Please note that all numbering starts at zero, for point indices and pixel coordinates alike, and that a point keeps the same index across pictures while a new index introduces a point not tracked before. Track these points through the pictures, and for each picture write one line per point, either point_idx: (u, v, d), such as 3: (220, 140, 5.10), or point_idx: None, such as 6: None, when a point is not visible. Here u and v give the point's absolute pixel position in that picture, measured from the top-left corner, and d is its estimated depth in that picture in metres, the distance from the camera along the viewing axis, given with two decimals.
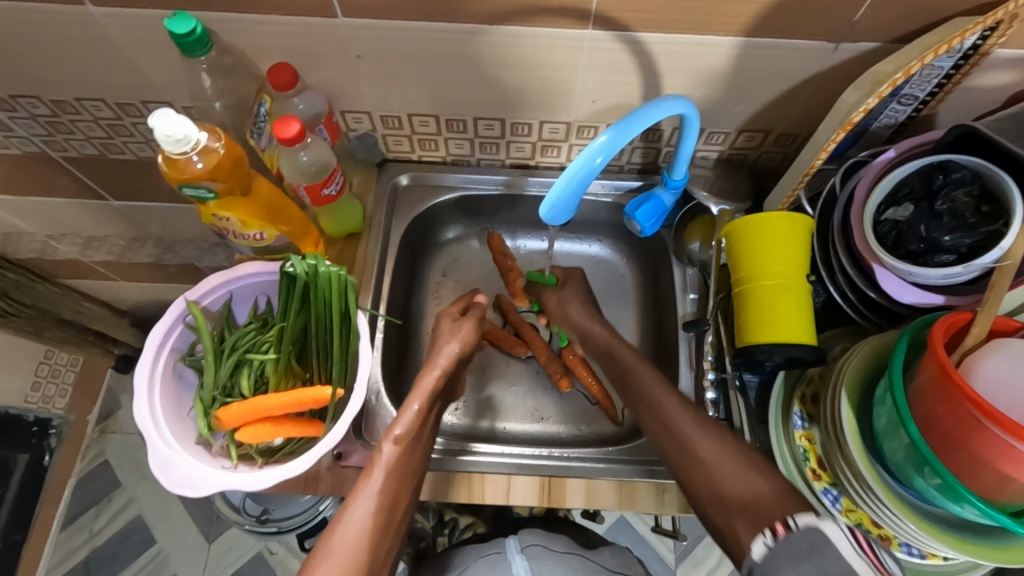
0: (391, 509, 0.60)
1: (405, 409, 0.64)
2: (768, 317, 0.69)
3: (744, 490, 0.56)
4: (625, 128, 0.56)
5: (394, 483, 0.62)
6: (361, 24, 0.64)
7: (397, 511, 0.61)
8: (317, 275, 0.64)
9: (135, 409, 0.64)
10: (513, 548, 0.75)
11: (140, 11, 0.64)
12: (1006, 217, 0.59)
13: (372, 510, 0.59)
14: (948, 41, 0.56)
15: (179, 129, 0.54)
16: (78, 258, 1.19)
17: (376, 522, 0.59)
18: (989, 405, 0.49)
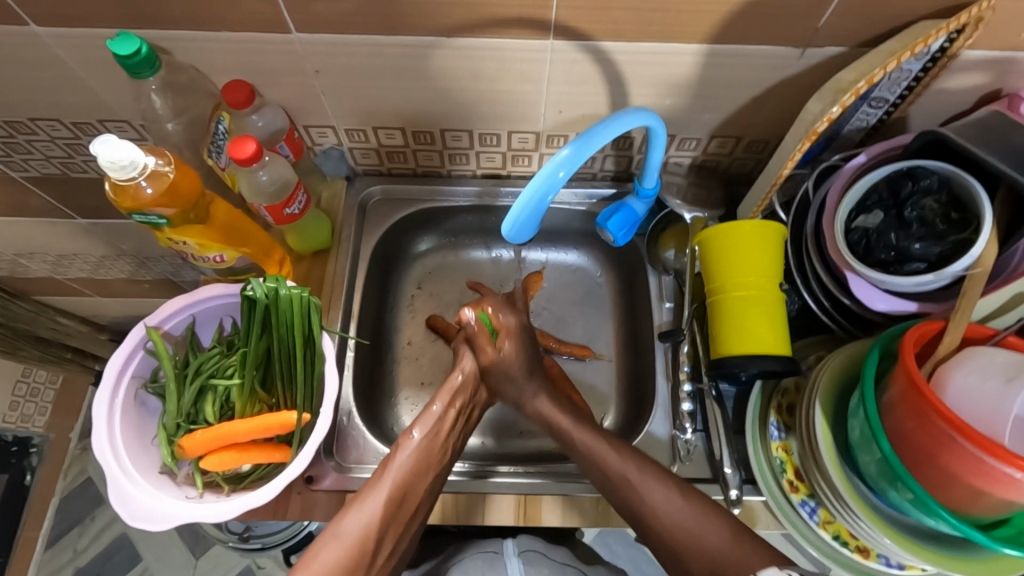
0: (407, 502, 0.59)
1: (429, 407, 0.65)
2: (738, 327, 0.68)
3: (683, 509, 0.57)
4: (584, 143, 0.54)
5: (412, 476, 0.60)
6: (317, 38, 0.63)
7: (411, 505, 0.59)
8: (278, 298, 0.62)
9: (94, 440, 0.62)
10: (510, 548, 0.72)
11: (88, 31, 0.62)
12: (975, 224, 0.58)
13: (386, 499, 0.58)
14: (912, 47, 0.55)
15: (124, 155, 0.53)
16: (52, 276, 1.15)
17: (388, 512, 0.57)
18: (958, 420, 0.49)
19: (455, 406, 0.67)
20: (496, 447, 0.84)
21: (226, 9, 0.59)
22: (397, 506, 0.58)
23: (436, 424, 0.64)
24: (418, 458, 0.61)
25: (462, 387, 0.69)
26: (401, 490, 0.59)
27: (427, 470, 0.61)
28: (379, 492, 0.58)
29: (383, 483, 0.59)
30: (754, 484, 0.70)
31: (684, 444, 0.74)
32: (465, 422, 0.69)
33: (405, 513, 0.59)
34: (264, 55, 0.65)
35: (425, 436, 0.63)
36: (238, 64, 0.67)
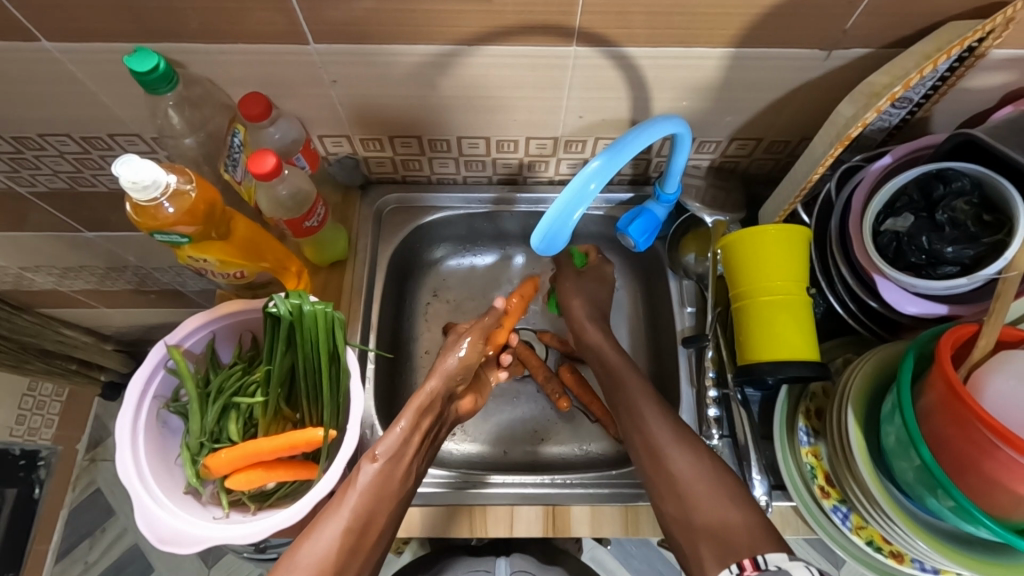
0: (369, 530, 0.59)
1: (390, 428, 0.61)
2: (766, 333, 0.68)
3: (712, 515, 0.59)
4: (614, 155, 0.54)
5: (370, 504, 0.59)
6: (335, 48, 0.62)
7: (370, 532, 0.59)
8: (302, 314, 0.61)
9: (118, 462, 0.61)
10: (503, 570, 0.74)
11: (103, 46, 0.61)
12: (1008, 226, 0.58)
13: (344, 531, 0.58)
14: (948, 51, 0.55)
15: (145, 175, 0.52)
16: (57, 289, 1.14)
17: (344, 541, 0.58)
18: (1000, 426, 0.48)
19: (419, 428, 0.63)
20: (517, 457, 0.83)
21: (244, 22, 0.58)
22: (355, 537, 0.58)
23: (398, 448, 0.61)
24: (375, 488, 0.60)
25: (429, 405, 0.64)
26: (359, 522, 0.58)
27: (387, 497, 0.60)
28: (335, 525, 0.58)
29: (341, 514, 0.58)
30: (783, 489, 0.70)
31: (710, 449, 0.73)
32: (429, 441, 0.65)
33: (363, 544, 0.59)
34: (280, 67, 0.64)
35: (386, 461, 0.60)
36: (254, 76, 0.66)
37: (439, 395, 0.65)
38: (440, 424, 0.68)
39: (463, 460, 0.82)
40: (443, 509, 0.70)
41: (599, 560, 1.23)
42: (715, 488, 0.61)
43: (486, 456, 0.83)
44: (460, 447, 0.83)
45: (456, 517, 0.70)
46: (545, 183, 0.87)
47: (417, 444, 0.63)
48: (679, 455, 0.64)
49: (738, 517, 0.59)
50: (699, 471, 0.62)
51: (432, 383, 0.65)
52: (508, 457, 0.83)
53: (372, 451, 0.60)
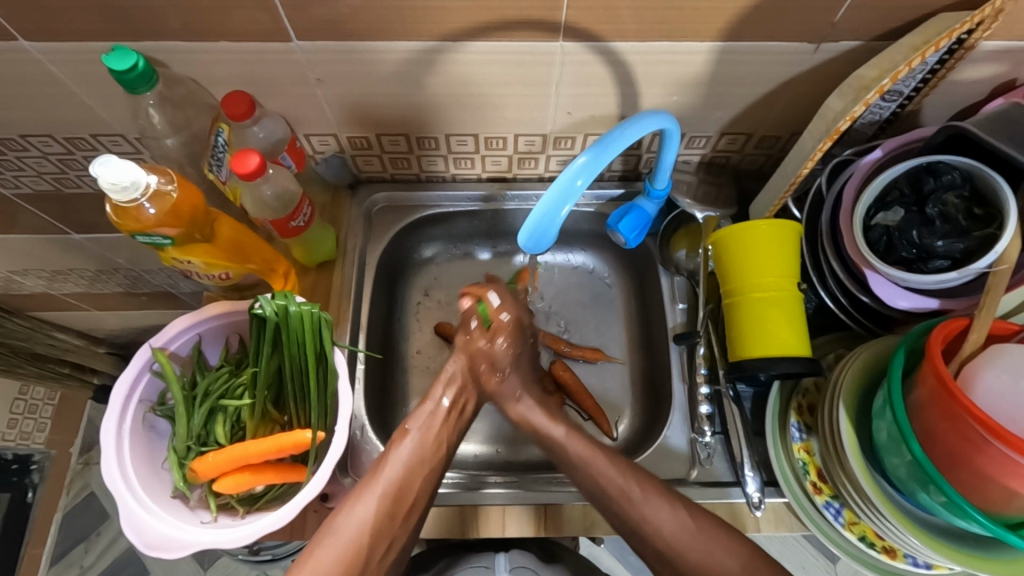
0: (405, 499, 0.59)
1: (422, 402, 0.64)
2: (757, 330, 0.67)
3: (702, 566, 0.56)
4: (601, 151, 0.53)
5: (407, 473, 0.59)
6: (319, 45, 0.61)
7: (406, 503, 0.59)
8: (288, 315, 0.61)
9: (103, 467, 0.60)
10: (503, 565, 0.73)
11: (82, 46, 0.60)
12: (999, 220, 0.58)
13: (381, 498, 0.57)
14: (935, 43, 0.54)
15: (126, 176, 0.52)
16: (47, 292, 1.13)
17: (382, 510, 0.57)
18: (991, 421, 0.48)
19: (454, 402, 0.66)
20: (510, 456, 0.83)
21: (225, 19, 0.57)
22: (393, 503, 0.58)
23: (430, 418, 0.63)
24: (413, 454, 0.61)
25: (455, 379, 0.67)
26: (396, 486, 0.58)
27: (421, 466, 0.60)
28: (371, 490, 0.58)
29: (378, 480, 0.59)
30: (775, 486, 0.69)
31: (703, 447, 0.72)
32: (463, 417, 0.67)
33: (400, 512, 0.58)
34: (263, 65, 0.63)
35: (419, 431, 0.62)
36: (237, 74, 0.65)
37: (465, 370, 0.68)
38: (472, 400, 0.69)
39: (456, 460, 0.82)
40: (453, 510, 0.70)
41: (595, 556, 1.22)
42: (700, 533, 0.57)
43: (479, 456, 0.83)
44: None
45: (447, 518, 0.70)
46: (536, 180, 0.86)
47: (450, 418, 0.65)
48: (649, 502, 0.59)
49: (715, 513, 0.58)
50: (682, 526, 0.57)
51: (456, 361, 0.68)
52: (500, 456, 0.83)
53: (406, 424, 0.63)
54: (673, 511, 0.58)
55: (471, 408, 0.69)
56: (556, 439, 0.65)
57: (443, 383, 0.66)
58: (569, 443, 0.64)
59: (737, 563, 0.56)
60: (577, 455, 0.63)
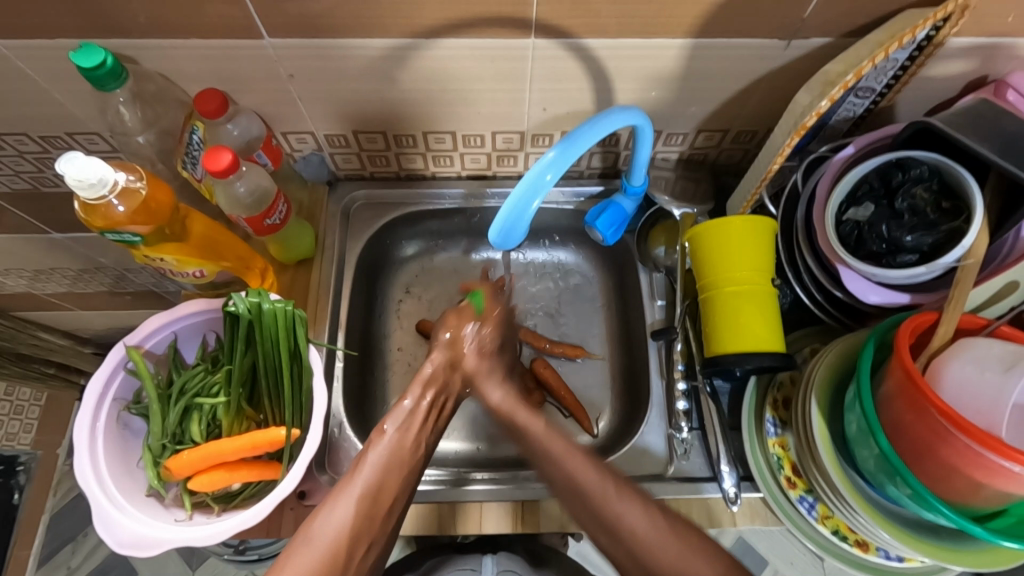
0: (383, 499, 0.57)
1: (399, 400, 0.62)
2: (732, 325, 0.67)
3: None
4: (568, 146, 0.53)
5: (384, 473, 0.58)
6: (290, 42, 0.61)
7: (384, 504, 0.57)
8: (261, 312, 0.61)
9: (75, 465, 0.60)
10: (489, 567, 0.74)
11: (53, 43, 0.60)
12: (966, 213, 0.58)
13: (358, 499, 0.56)
14: (900, 37, 0.55)
15: (92, 173, 0.51)
16: (30, 292, 1.12)
17: (360, 513, 0.55)
18: (955, 413, 0.48)
19: (432, 404, 0.65)
20: (490, 452, 0.83)
21: (194, 15, 0.57)
22: (370, 504, 0.56)
23: (408, 418, 0.62)
24: (391, 454, 0.59)
25: (435, 381, 0.66)
26: (374, 488, 0.57)
27: (398, 466, 0.59)
28: (348, 495, 0.56)
29: (355, 483, 0.57)
30: (751, 480, 0.69)
31: (680, 443, 0.73)
32: (439, 418, 0.66)
33: (379, 512, 0.57)
34: (235, 62, 0.63)
35: (398, 430, 0.61)
36: (209, 71, 0.65)
37: (445, 368, 0.66)
38: (450, 399, 0.68)
39: (437, 457, 0.82)
40: (429, 507, 0.70)
41: (584, 553, 1.23)
42: (681, 542, 0.50)
43: (460, 452, 0.83)
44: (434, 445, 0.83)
45: (424, 515, 0.70)
46: (515, 177, 0.86)
47: (428, 417, 0.64)
48: (624, 502, 0.53)
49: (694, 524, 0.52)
50: (652, 525, 0.51)
51: (435, 359, 0.67)
52: (481, 453, 0.83)
53: (383, 423, 0.61)
54: (644, 510, 0.52)
55: (449, 408, 0.68)
56: (535, 431, 0.60)
57: (421, 383, 0.64)
58: None
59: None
60: (554, 450, 0.58)
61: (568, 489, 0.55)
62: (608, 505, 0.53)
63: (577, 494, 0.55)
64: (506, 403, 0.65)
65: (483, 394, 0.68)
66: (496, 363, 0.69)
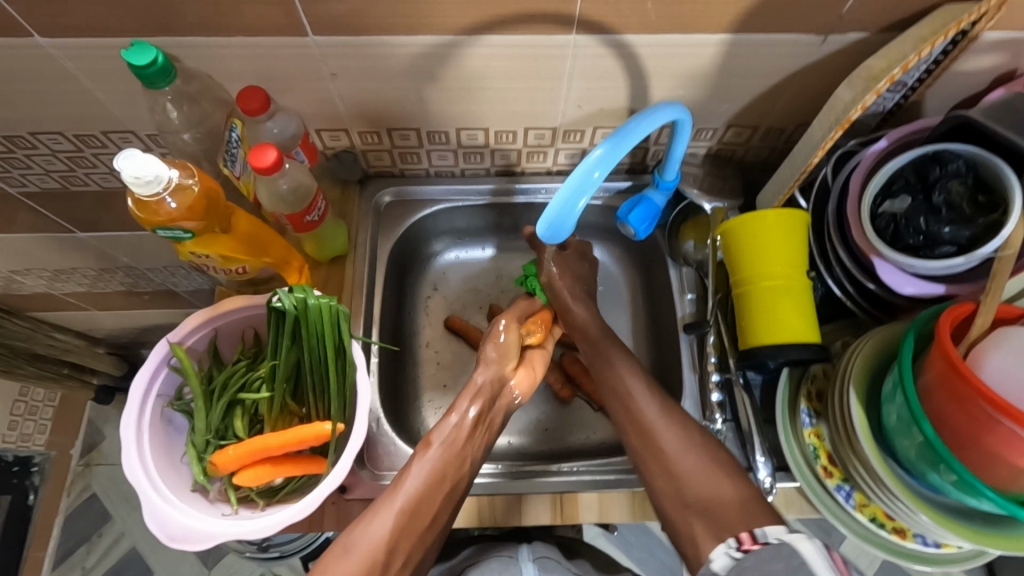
0: (421, 516, 0.59)
1: (445, 417, 0.65)
2: (768, 318, 0.68)
3: (701, 487, 0.58)
4: (619, 142, 0.54)
5: (425, 490, 0.60)
6: (333, 41, 0.61)
7: (424, 519, 0.59)
8: (307, 308, 0.61)
9: (124, 461, 0.60)
10: (524, 554, 0.72)
11: (98, 41, 0.60)
12: (1003, 206, 0.59)
13: (397, 513, 0.58)
14: (944, 34, 0.56)
15: (148, 170, 0.51)
16: (48, 292, 1.12)
17: (397, 528, 0.57)
18: (1001, 400, 0.49)
19: (478, 419, 0.66)
20: (521, 447, 0.84)
21: (242, 13, 0.58)
22: (407, 520, 0.58)
23: (453, 434, 0.64)
24: (433, 471, 0.61)
25: (476, 393, 0.67)
26: (413, 504, 0.59)
27: (440, 482, 0.61)
28: (388, 510, 0.58)
29: (395, 499, 0.59)
30: (787, 471, 0.70)
31: (715, 434, 0.73)
32: (487, 432, 0.67)
33: (417, 527, 0.59)
34: (278, 60, 0.64)
35: (442, 446, 0.63)
36: (251, 69, 0.65)
37: (494, 383, 0.69)
38: (496, 411, 0.69)
39: None
40: (470, 500, 0.71)
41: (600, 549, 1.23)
42: (713, 470, 0.59)
43: (493, 447, 0.84)
44: None
45: (463, 509, 0.70)
46: (544, 174, 0.87)
47: (474, 431, 0.65)
48: (681, 436, 0.62)
49: (731, 491, 0.57)
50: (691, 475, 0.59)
51: (485, 372, 0.69)
52: (512, 448, 0.84)
53: (428, 439, 0.63)
54: (699, 451, 0.61)
55: (499, 422, 0.69)
56: (638, 408, 0.65)
57: (470, 394, 0.67)
58: (647, 408, 0.65)
59: (736, 496, 0.56)
60: (629, 389, 0.67)
61: (631, 420, 0.65)
62: (659, 434, 0.63)
63: (637, 424, 0.65)
64: (586, 337, 0.74)
65: (548, 379, 0.71)
66: (585, 302, 0.78)
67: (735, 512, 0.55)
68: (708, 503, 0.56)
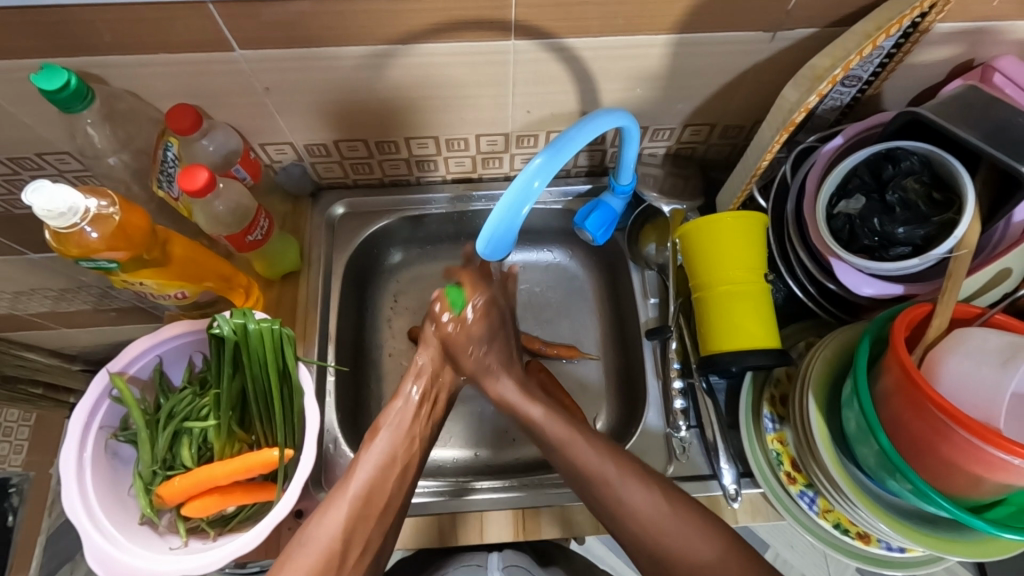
0: (375, 502, 0.58)
1: (391, 401, 0.64)
2: (726, 323, 0.67)
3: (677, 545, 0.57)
4: (555, 152, 0.51)
5: (379, 472, 0.59)
6: (261, 54, 0.59)
7: (379, 501, 0.58)
8: (248, 333, 0.60)
9: (64, 499, 0.58)
10: (494, 563, 0.70)
11: (12, 64, 0.57)
12: (957, 204, 0.58)
13: (349, 505, 0.57)
14: (888, 29, 0.54)
15: (60, 202, 0.50)
16: (10, 312, 1.04)
17: (353, 515, 0.57)
18: (954, 409, 0.48)
19: (424, 395, 0.66)
20: (488, 459, 0.82)
21: (161, 29, 0.55)
22: (361, 507, 0.57)
23: (402, 416, 0.63)
24: (382, 455, 0.60)
25: (420, 372, 0.67)
26: (366, 492, 0.58)
27: (391, 466, 0.60)
28: (339, 499, 0.58)
29: (347, 488, 0.58)
30: (751, 477, 0.69)
31: (679, 442, 0.72)
32: (434, 409, 0.67)
33: (373, 514, 0.58)
34: (207, 76, 0.61)
35: (390, 428, 0.63)
36: (180, 86, 0.62)
37: (436, 361, 0.67)
38: (445, 390, 0.69)
39: (436, 467, 0.81)
40: (430, 519, 0.69)
41: (588, 549, 1.20)
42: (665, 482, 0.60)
43: (458, 460, 0.82)
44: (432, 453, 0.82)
45: (422, 528, 0.69)
46: (502, 179, 0.85)
47: (420, 411, 0.65)
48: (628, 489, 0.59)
49: (701, 535, 0.56)
50: (656, 505, 0.59)
51: (426, 352, 0.67)
52: (479, 460, 0.82)
53: (377, 424, 0.63)
54: (650, 487, 0.59)
55: (444, 400, 0.69)
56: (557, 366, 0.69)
57: (412, 375, 0.66)
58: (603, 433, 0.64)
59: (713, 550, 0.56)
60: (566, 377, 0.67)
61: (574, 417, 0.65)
62: (606, 437, 0.63)
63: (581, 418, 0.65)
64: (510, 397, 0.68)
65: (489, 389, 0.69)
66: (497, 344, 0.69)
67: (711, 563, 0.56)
68: (676, 550, 0.57)
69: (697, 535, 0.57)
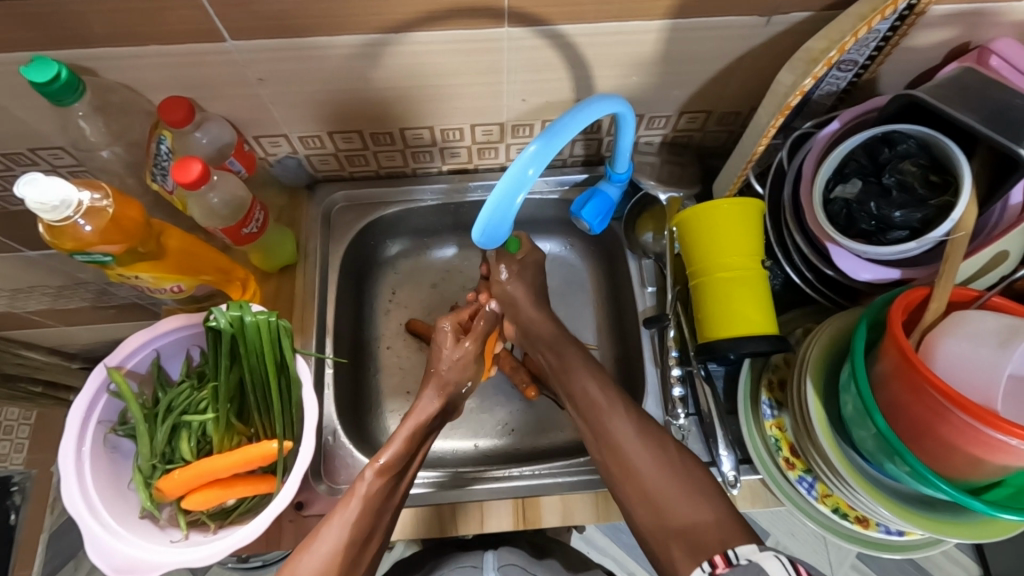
0: (371, 540, 0.60)
1: (393, 441, 0.64)
2: (724, 309, 0.67)
3: (680, 514, 0.58)
4: (551, 138, 0.51)
5: (374, 513, 0.60)
6: (253, 45, 0.59)
7: (372, 541, 0.60)
8: (245, 325, 0.60)
9: (63, 493, 0.58)
10: (490, 563, 0.69)
11: (1, 57, 0.57)
12: (954, 187, 0.58)
13: (348, 541, 0.58)
14: (882, 10, 0.53)
15: (54, 194, 0.50)
16: (9, 310, 1.04)
17: (347, 551, 0.58)
18: (950, 390, 0.48)
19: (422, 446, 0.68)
20: (488, 450, 0.82)
21: (150, 21, 0.55)
22: (359, 547, 0.58)
23: (401, 459, 0.64)
24: (377, 496, 0.61)
25: (428, 416, 0.68)
26: (364, 533, 0.59)
27: (387, 507, 0.61)
28: (337, 534, 0.58)
29: (346, 524, 0.59)
30: (750, 464, 0.70)
31: (678, 429, 0.72)
32: (422, 450, 0.68)
33: (365, 553, 0.59)
34: (198, 67, 0.61)
35: (390, 473, 0.62)
36: (172, 78, 0.62)
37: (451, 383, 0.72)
38: (436, 426, 0.71)
39: (435, 458, 0.81)
40: (428, 510, 0.69)
41: (588, 540, 1.20)
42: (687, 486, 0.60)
43: (458, 451, 0.82)
44: (432, 445, 0.82)
45: (424, 518, 0.69)
46: (499, 170, 0.85)
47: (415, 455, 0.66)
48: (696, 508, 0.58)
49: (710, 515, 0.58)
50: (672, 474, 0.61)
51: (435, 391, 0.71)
52: (479, 451, 0.82)
53: (376, 461, 0.62)
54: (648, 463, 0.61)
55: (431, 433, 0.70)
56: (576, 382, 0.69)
57: (415, 421, 0.67)
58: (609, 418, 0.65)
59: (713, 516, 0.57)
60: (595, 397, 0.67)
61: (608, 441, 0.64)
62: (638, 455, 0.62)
63: (608, 438, 0.64)
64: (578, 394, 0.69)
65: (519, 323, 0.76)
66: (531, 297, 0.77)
67: (712, 534, 0.56)
68: (687, 527, 0.57)
69: (704, 509, 0.58)
